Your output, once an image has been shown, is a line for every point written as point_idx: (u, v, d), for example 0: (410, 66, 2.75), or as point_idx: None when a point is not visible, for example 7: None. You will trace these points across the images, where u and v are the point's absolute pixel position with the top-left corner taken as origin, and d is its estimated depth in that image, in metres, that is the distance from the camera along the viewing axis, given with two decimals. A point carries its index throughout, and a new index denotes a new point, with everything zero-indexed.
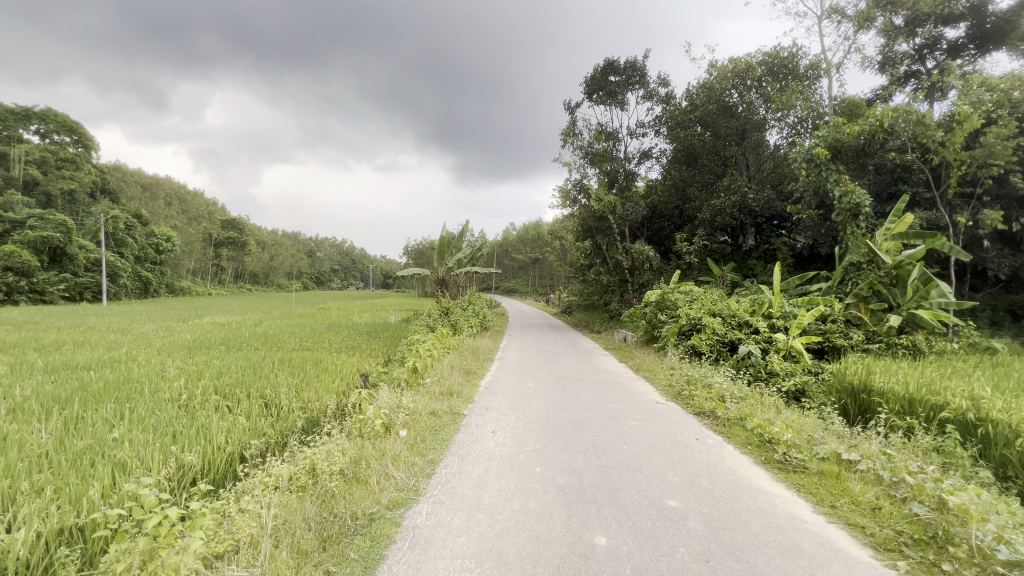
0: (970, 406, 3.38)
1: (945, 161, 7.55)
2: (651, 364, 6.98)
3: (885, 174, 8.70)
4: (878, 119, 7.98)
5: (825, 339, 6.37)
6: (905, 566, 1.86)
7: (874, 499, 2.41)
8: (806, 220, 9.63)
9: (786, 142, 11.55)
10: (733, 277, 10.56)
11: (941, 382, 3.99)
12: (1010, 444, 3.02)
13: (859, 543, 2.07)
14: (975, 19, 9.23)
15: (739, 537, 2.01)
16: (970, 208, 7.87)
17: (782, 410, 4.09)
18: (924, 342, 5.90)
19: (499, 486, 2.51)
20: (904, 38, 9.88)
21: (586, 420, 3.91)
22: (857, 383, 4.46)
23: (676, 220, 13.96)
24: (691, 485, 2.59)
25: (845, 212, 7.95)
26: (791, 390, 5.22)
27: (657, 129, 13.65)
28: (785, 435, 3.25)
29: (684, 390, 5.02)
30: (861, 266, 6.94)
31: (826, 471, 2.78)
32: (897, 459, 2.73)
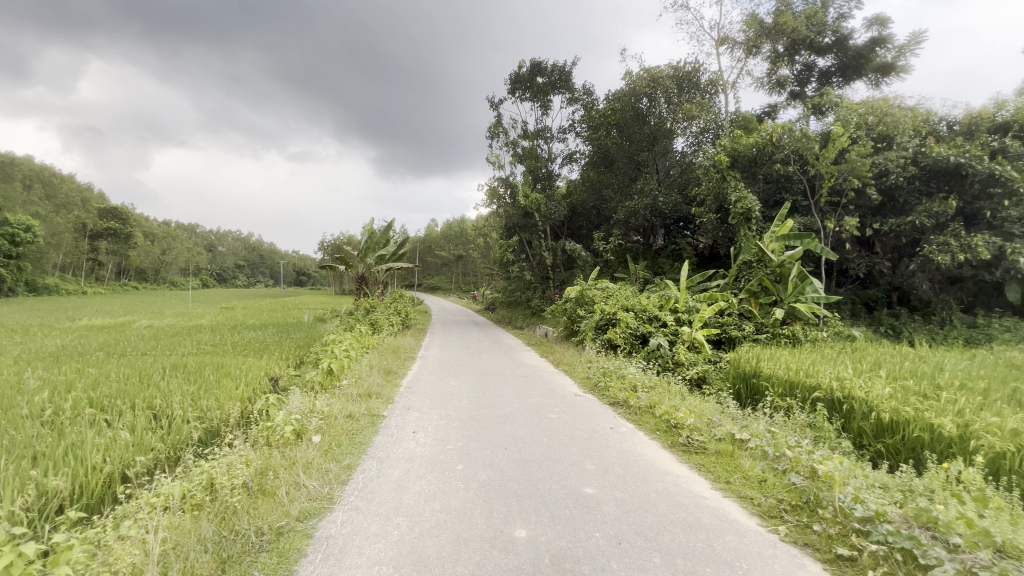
0: (836, 386, 3.92)
1: (819, 173, 8.64)
2: (571, 357, 7.25)
3: (772, 182, 9.64)
4: (768, 133, 8.94)
5: (722, 331, 7.06)
6: (784, 530, 2.11)
7: (760, 473, 2.70)
8: (708, 223, 10.52)
9: (691, 150, 12.45)
10: (645, 274, 11.32)
11: (814, 367, 4.57)
12: (865, 417, 3.54)
13: (748, 513, 2.31)
14: (839, 51, 10.71)
15: (648, 518, 2.15)
16: (838, 215, 9.05)
17: (686, 397, 4.45)
18: (801, 332, 6.77)
19: (420, 487, 2.46)
20: (784, 63, 11.15)
21: (508, 414, 3.97)
22: (748, 369, 4.98)
23: (594, 220, 14.62)
24: (607, 471, 2.72)
25: (740, 216, 8.82)
26: (694, 377, 5.70)
27: (578, 132, 14.22)
28: (688, 420, 3.53)
29: (601, 381, 5.28)
30: (751, 265, 7.76)
31: (722, 451, 3.07)
32: (779, 435, 3.08)
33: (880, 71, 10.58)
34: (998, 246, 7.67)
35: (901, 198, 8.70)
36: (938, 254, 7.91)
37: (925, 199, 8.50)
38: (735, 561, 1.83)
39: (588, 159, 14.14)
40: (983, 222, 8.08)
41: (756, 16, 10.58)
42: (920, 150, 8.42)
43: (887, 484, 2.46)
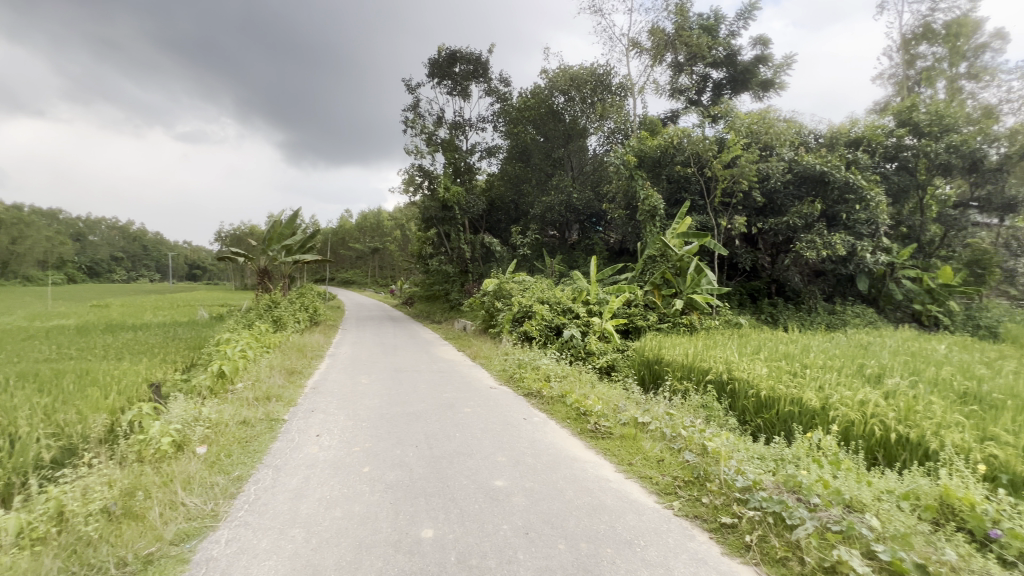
0: (724, 368, 4.32)
1: (714, 176, 9.48)
2: (488, 350, 7.26)
3: (673, 182, 10.33)
4: (670, 137, 9.61)
5: (630, 321, 7.49)
6: (676, 505, 2.27)
7: (659, 453, 2.89)
8: (618, 219, 11.08)
9: (604, 149, 12.97)
10: (560, 267, 11.68)
11: (707, 352, 5.01)
12: (747, 395, 3.94)
13: (647, 491, 2.46)
14: (730, 66, 11.78)
15: (555, 505, 2.20)
16: (728, 214, 10.00)
17: (595, 385, 4.66)
18: (697, 321, 7.43)
19: (321, 494, 2.30)
20: (683, 73, 12.02)
21: (421, 411, 3.87)
22: (651, 356, 5.34)
23: (512, 214, 14.77)
24: (518, 462, 2.75)
25: (646, 213, 9.41)
26: (604, 365, 5.99)
27: (497, 126, 14.28)
28: (596, 407, 3.69)
29: (516, 373, 5.35)
30: (655, 259, 8.29)
31: (625, 435, 3.24)
32: (676, 417, 3.31)
33: (762, 86, 11.84)
34: (852, 244, 8.96)
35: (778, 200, 9.82)
36: (807, 251, 9.06)
37: (797, 202, 9.68)
38: (634, 539, 1.93)
39: (506, 154, 14.26)
40: (841, 223, 9.39)
41: (659, 27, 11.31)
42: (793, 159, 9.54)
43: (764, 455, 2.75)
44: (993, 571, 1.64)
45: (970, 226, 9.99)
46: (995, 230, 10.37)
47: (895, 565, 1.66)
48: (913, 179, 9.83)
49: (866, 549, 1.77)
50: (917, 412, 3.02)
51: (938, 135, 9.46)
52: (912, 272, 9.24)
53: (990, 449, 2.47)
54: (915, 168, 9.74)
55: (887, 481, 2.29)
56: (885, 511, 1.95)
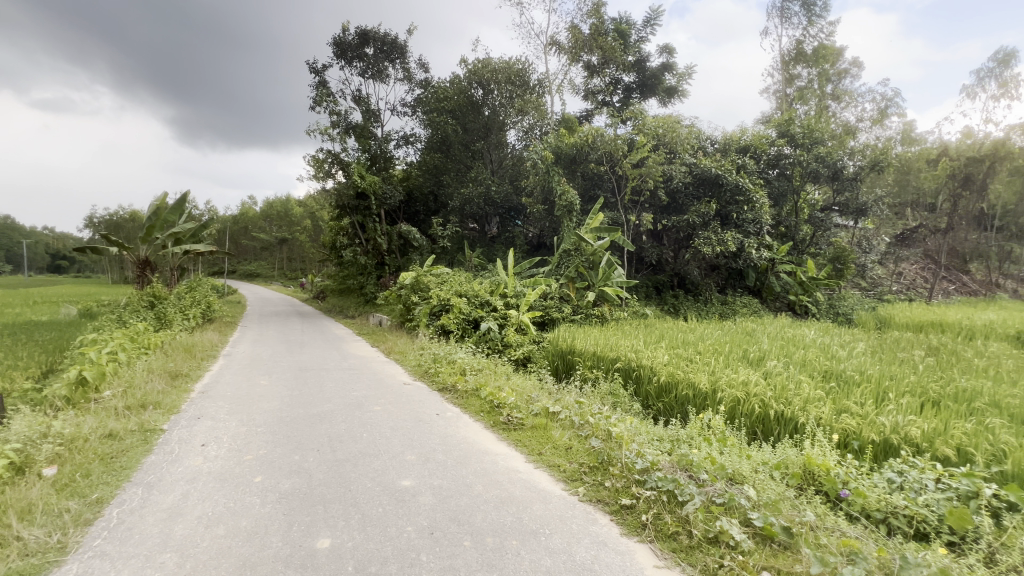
0: (631, 357, 4.57)
1: (624, 174, 10.02)
2: (403, 346, 7.02)
3: (588, 179, 10.60)
4: (585, 135, 9.90)
5: (546, 313, 7.66)
6: (581, 491, 2.35)
7: (567, 441, 2.97)
8: (536, 213, 11.25)
9: (522, 144, 13.05)
10: (480, 260, 11.65)
11: (616, 342, 5.26)
12: (650, 380, 4.20)
13: (555, 479, 2.52)
14: (639, 71, 12.44)
15: (463, 501, 2.17)
16: (637, 210, 10.60)
17: (510, 377, 4.72)
18: (608, 312, 7.81)
19: (201, 511, 2.06)
20: (597, 75, 12.45)
21: (327, 412, 3.64)
22: (565, 347, 5.50)
23: (430, 205, 14.45)
24: (427, 460, 2.68)
25: (563, 208, 9.69)
26: (520, 357, 6.07)
27: (415, 114, 13.84)
28: (509, 399, 3.72)
29: (431, 368, 5.22)
30: (570, 253, 8.62)
31: (537, 425, 3.29)
32: (585, 406, 3.44)
33: (667, 93, 12.67)
34: (740, 241, 9.96)
35: (680, 200, 10.61)
36: (704, 246, 9.90)
37: (696, 202, 10.51)
38: (540, 529, 1.96)
39: (424, 144, 13.89)
40: (732, 222, 10.36)
41: (575, 27, 11.62)
42: (693, 162, 10.29)
43: (662, 436, 2.94)
44: (841, 526, 1.89)
45: (832, 227, 11.54)
46: (851, 231, 12.07)
47: (766, 529, 1.85)
48: (790, 184, 11.11)
49: (744, 517, 1.96)
50: (788, 391, 3.41)
51: (809, 146, 10.78)
52: (788, 267, 10.47)
53: (844, 420, 2.85)
54: (792, 174, 11.00)
55: (763, 454, 2.56)
56: (760, 480, 2.17)
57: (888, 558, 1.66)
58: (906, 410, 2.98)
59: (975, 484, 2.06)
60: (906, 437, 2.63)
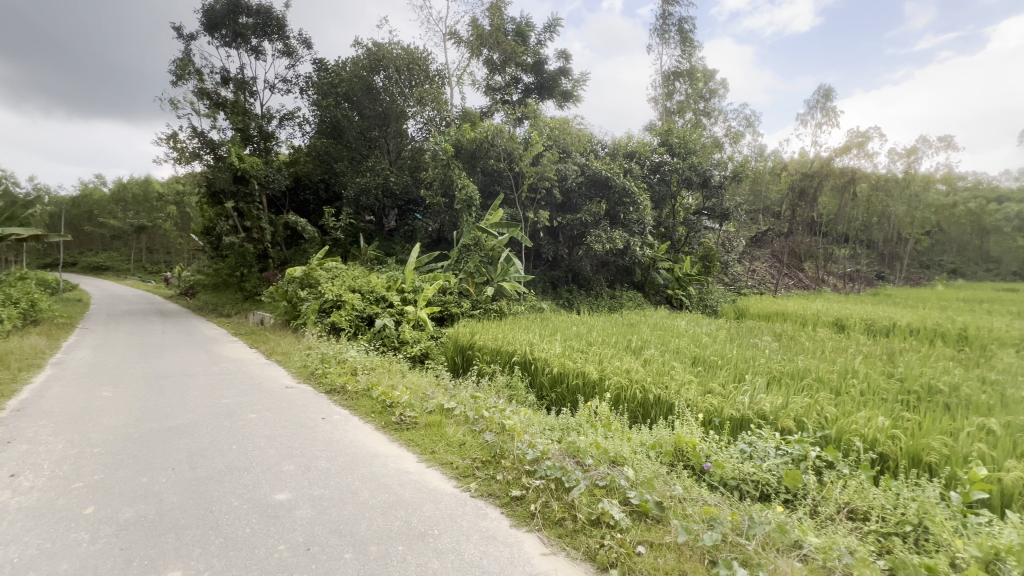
0: (526, 350, 4.68)
1: (522, 172, 10.22)
2: (287, 346, 6.42)
3: (488, 175, 10.64)
4: (485, 130, 9.90)
5: (444, 309, 7.53)
6: (474, 487, 2.33)
7: (461, 437, 2.94)
8: (437, 206, 10.98)
9: (421, 135, 12.62)
10: (376, 253, 11.11)
11: (514, 336, 5.34)
12: (544, 371, 4.34)
13: (447, 477, 2.47)
14: (537, 73, 12.80)
15: (345, 510, 2.03)
16: (534, 207, 10.89)
17: (405, 374, 4.56)
18: (506, 307, 7.97)
19: (5, 559, 1.66)
20: (497, 73, 12.53)
21: (187, 425, 3.18)
22: (463, 343, 5.46)
23: (321, 194, 13.47)
24: (308, 469, 2.46)
25: (463, 203, 9.63)
26: (417, 354, 5.90)
27: (304, 95, 12.78)
28: (402, 398, 3.59)
29: (318, 368, 4.84)
30: (469, 248, 8.58)
31: (431, 422, 3.21)
32: (480, 400, 3.45)
33: (563, 96, 13.22)
34: (626, 239, 10.77)
35: (574, 199, 11.12)
36: (596, 243, 10.55)
37: (588, 201, 11.12)
38: (428, 530, 1.90)
39: (313, 128, 12.88)
40: (620, 221, 11.15)
41: (475, 22, 11.57)
42: (585, 163, 10.81)
43: (553, 425, 3.05)
44: (703, 496, 2.10)
45: (702, 229, 12.99)
46: (717, 232, 13.69)
47: (642, 506, 1.99)
48: (669, 189, 12.28)
49: (623, 497, 2.10)
50: (663, 376, 3.75)
51: (684, 156, 12.01)
52: (667, 264, 11.58)
53: (707, 400, 3.20)
54: (670, 180, 12.17)
55: (641, 435, 2.77)
56: (638, 460, 2.35)
57: (738, 520, 1.89)
58: (756, 388, 3.44)
59: (804, 448, 2.44)
60: (756, 412, 3.03)
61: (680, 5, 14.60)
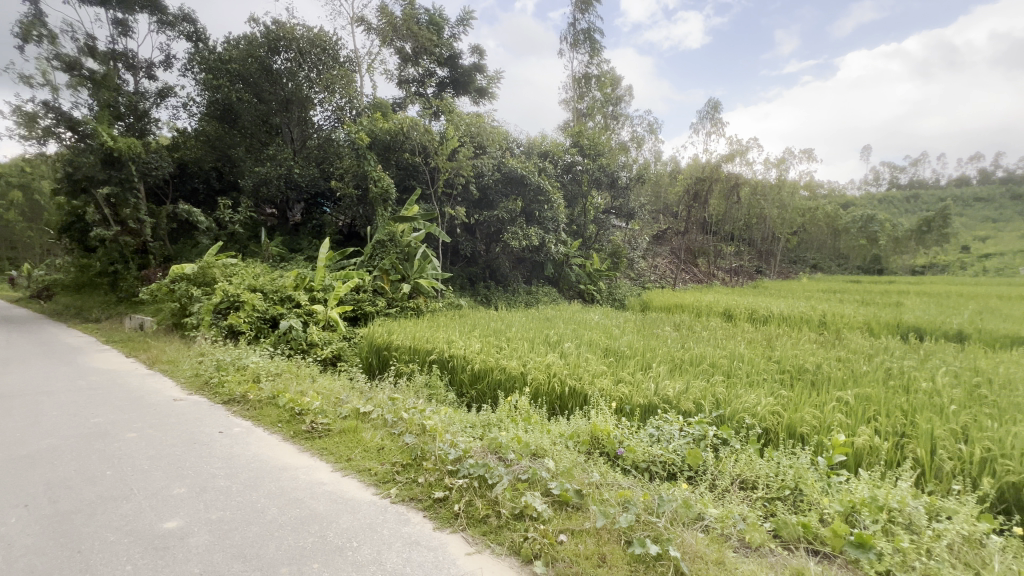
0: (446, 348, 4.62)
1: (438, 167, 10.04)
2: (174, 353, 5.70)
3: (403, 169, 10.32)
4: (400, 122, 9.57)
5: (358, 308, 7.18)
6: (395, 493, 2.25)
7: (379, 441, 2.82)
8: (348, 200, 10.39)
9: (329, 125, 11.87)
10: (279, 249, 10.26)
11: (432, 335, 5.25)
12: (464, 369, 4.32)
13: (365, 485, 2.36)
14: (451, 67, 12.63)
15: (251, 531, 1.86)
16: (451, 203, 10.77)
17: (316, 379, 4.26)
18: (423, 304, 7.82)
19: None
20: (411, 64, 12.15)
21: (43, 452, 2.69)
22: (379, 343, 5.25)
23: (212, 183, 12.16)
24: (203, 490, 2.21)
25: (378, 197, 9.26)
26: (328, 356, 5.57)
27: (189, 73, 11.46)
28: (314, 404, 3.36)
29: (213, 377, 4.35)
30: (384, 244, 8.27)
31: (346, 428, 3.05)
32: (398, 401, 3.35)
33: (478, 92, 13.20)
34: (541, 236, 11.08)
35: (490, 195, 11.18)
36: (513, 240, 10.72)
37: (504, 199, 11.24)
38: (346, 543, 1.80)
39: (201, 110, 11.59)
40: (535, 219, 11.43)
41: (387, 9, 11.11)
42: (502, 160, 10.93)
43: (474, 422, 3.05)
44: (618, 480, 2.23)
45: (610, 227, 13.76)
46: (624, 230, 14.57)
47: (562, 495, 2.06)
48: (580, 189, 12.84)
49: (545, 489, 2.16)
50: (579, 368, 3.91)
51: (594, 157, 12.61)
52: (579, 260, 12.08)
53: (619, 389, 3.40)
54: (581, 180, 12.73)
55: (559, 427, 2.86)
56: (558, 451, 2.43)
57: (649, 500, 2.03)
58: (660, 375, 3.72)
59: (703, 428, 2.69)
60: (661, 397, 3.28)
61: (589, 13, 15.28)
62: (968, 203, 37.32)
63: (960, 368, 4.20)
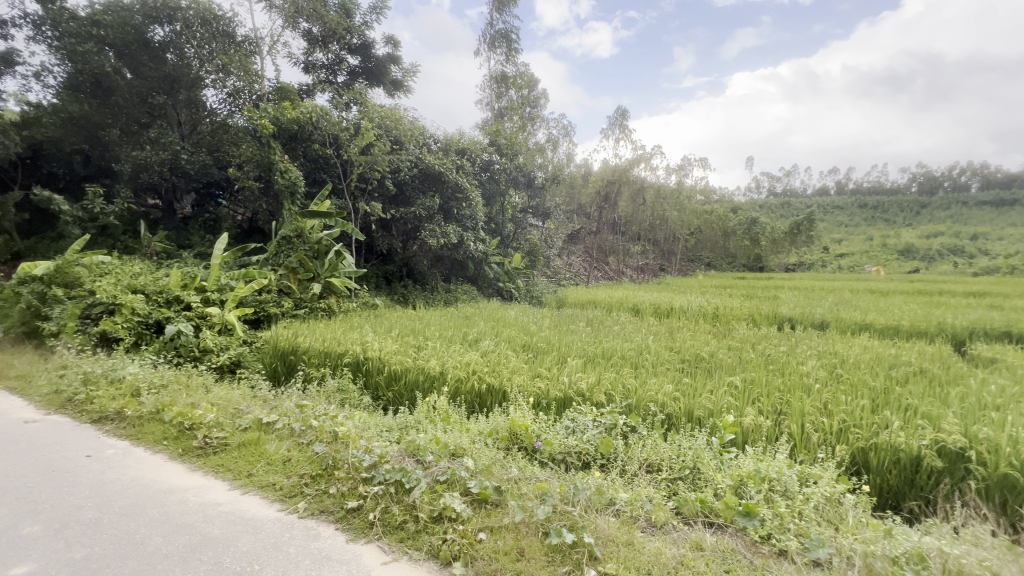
0: (361, 350, 4.41)
1: (351, 160, 9.56)
2: (27, 367, 4.82)
3: (312, 161, 9.69)
4: (308, 111, 8.95)
5: (260, 309, 6.60)
6: (303, 507, 2.10)
7: (285, 453, 2.62)
8: (248, 191, 9.50)
9: (224, 109, 10.78)
10: (165, 245, 9.11)
11: (344, 336, 5.00)
12: (379, 371, 4.16)
13: (268, 502, 2.18)
14: (364, 55, 12.07)
15: (128, 567, 1.63)
16: (365, 198, 10.31)
17: (211, 389, 3.85)
18: (335, 304, 7.41)
19: None
20: (318, 49, 11.41)
21: None
22: (285, 346, 4.88)
23: (76, 169, 10.47)
24: (65, 526, 1.89)
25: (284, 189, 8.60)
26: (226, 363, 5.06)
27: (41, 39, 9.79)
28: (208, 416, 3.02)
29: (79, 393, 3.74)
30: (291, 240, 7.69)
31: (246, 442, 2.79)
32: (307, 409, 3.14)
33: (393, 84, 12.78)
34: (460, 234, 11.01)
35: (407, 192, 10.88)
36: (430, 238, 10.53)
37: (421, 195, 11.01)
38: (247, 567, 1.65)
39: (60, 82, 9.94)
40: (453, 217, 11.32)
41: None
42: (418, 156, 10.69)
43: (391, 426, 2.94)
44: (536, 473, 2.28)
45: (527, 227, 14.05)
46: (540, 229, 14.95)
47: (481, 493, 2.06)
48: (497, 187, 12.94)
49: (464, 488, 2.15)
50: (499, 365, 3.95)
51: (511, 157, 12.80)
52: (497, 258, 12.18)
53: (536, 384, 3.49)
54: (499, 179, 12.83)
55: (478, 425, 2.87)
56: (477, 450, 2.43)
57: (566, 490, 2.10)
58: (574, 368, 3.88)
59: (613, 418, 2.84)
60: (575, 390, 3.42)
61: (506, 14, 15.44)
62: (828, 211, 43.38)
63: (822, 352, 4.88)
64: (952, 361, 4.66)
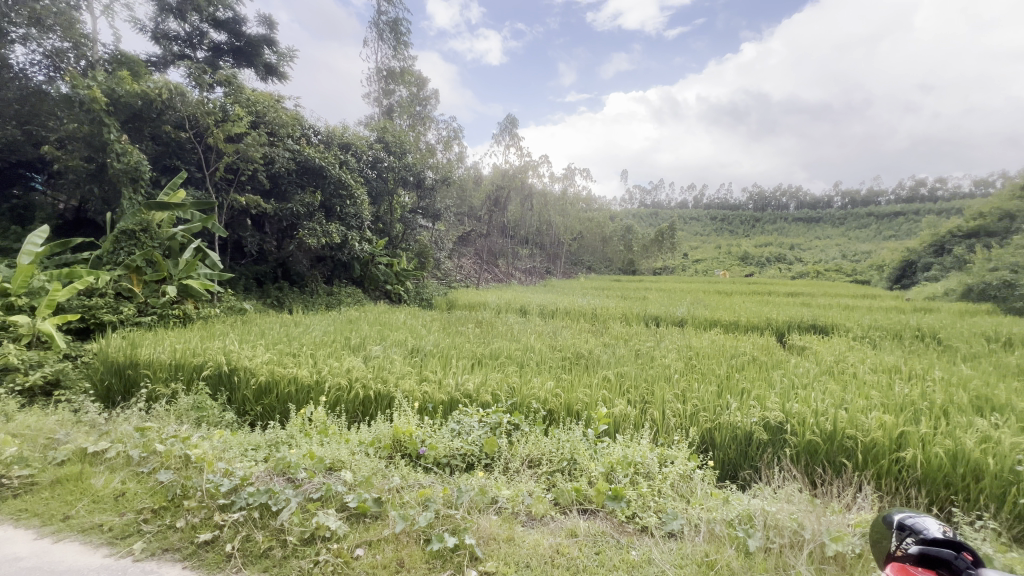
0: (223, 361, 3.90)
1: (213, 147, 8.46)
2: None
3: (162, 145, 8.38)
4: (158, 86, 7.71)
5: (90, 317, 5.50)
6: (141, 547, 1.80)
7: (117, 486, 2.21)
8: (72, 175, 7.85)
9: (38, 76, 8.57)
10: None
11: (202, 345, 4.39)
12: (246, 384, 3.73)
13: (92, 547, 1.82)
14: (232, 31, 10.76)
15: None
16: (231, 190, 9.18)
17: (15, 416, 3.10)
18: (192, 310, 6.48)
19: None
20: (172, 17, 9.90)
21: None
22: (122, 359, 4.13)
23: None
24: None
25: (125, 175, 7.31)
26: (39, 384, 4.12)
27: None
28: (4, 451, 2.43)
29: None
30: (134, 235, 6.56)
31: (63, 478, 2.30)
32: (150, 431, 2.69)
33: (266, 67, 11.60)
34: (343, 233, 10.35)
35: (282, 185, 9.95)
36: (310, 237, 9.75)
37: (300, 190, 10.16)
38: None
39: None
40: (335, 215, 10.60)
41: None
42: (296, 148, 9.86)
43: (257, 443, 2.65)
44: (419, 480, 2.23)
45: (416, 228, 13.68)
46: (431, 231, 14.68)
47: (360, 507, 1.95)
48: (385, 186, 12.42)
49: (340, 504, 2.02)
50: (383, 371, 3.78)
51: (399, 155, 12.40)
52: (386, 259, 11.65)
53: (422, 388, 3.41)
54: (387, 177, 12.32)
55: (359, 434, 2.71)
56: (357, 462, 2.30)
57: (448, 494, 2.08)
58: (461, 371, 3.87)
59: (498, 417, 2.90)
60: (461, 393, 3.42)
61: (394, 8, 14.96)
62: (688, 222, 49.36)
63: (681, 346, 5.51)
64: (777, 350, 5.57)
